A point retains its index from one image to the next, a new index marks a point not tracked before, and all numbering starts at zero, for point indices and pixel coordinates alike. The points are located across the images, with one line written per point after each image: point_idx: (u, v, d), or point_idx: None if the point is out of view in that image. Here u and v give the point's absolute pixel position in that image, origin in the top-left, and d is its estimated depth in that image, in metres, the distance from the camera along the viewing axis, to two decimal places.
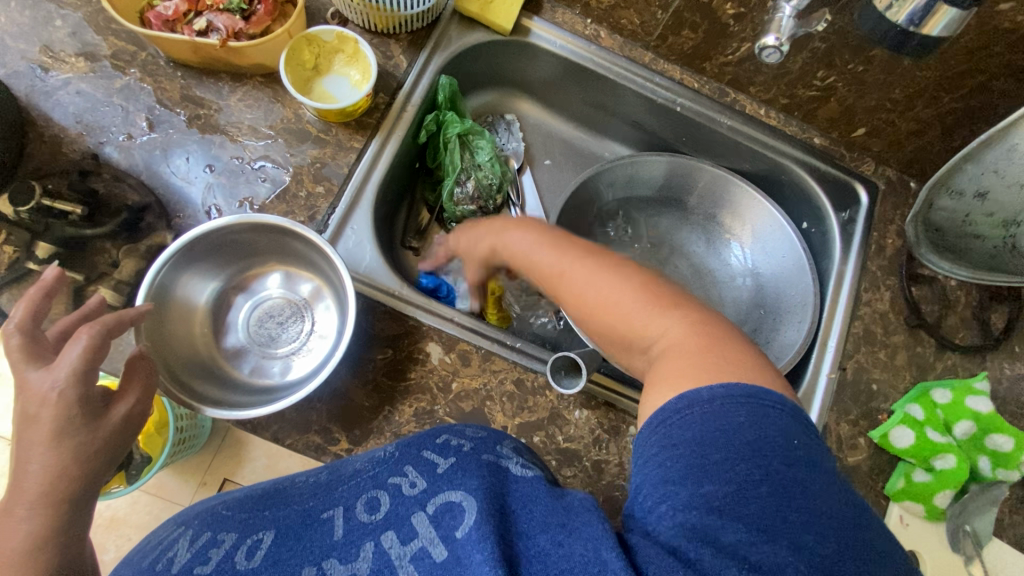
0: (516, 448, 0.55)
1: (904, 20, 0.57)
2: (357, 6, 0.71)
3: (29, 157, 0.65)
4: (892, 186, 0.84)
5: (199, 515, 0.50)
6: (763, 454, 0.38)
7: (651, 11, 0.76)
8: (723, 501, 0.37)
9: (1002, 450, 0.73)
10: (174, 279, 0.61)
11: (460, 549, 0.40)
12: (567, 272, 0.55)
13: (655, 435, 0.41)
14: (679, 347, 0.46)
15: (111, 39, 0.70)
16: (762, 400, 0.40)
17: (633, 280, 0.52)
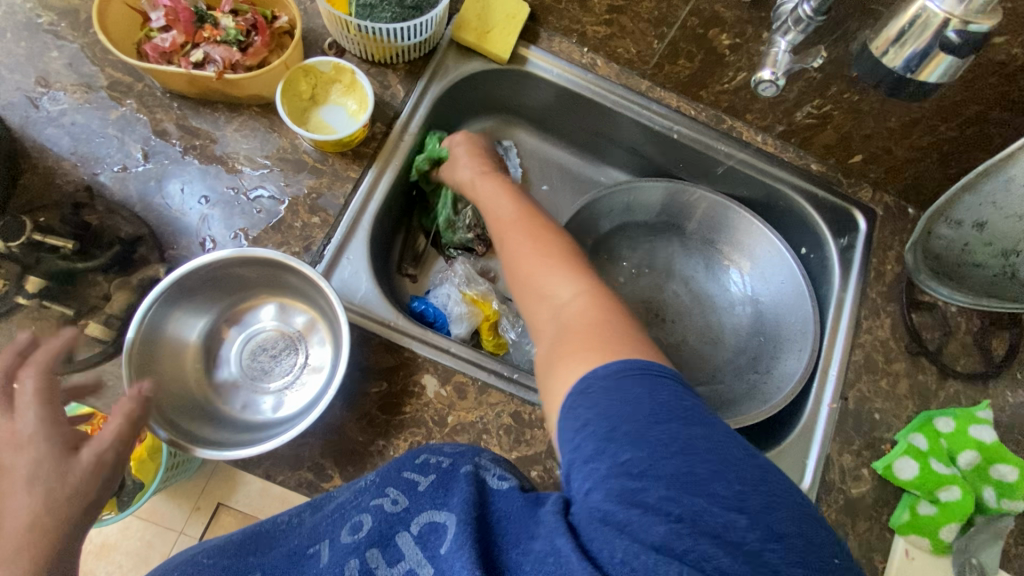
0: (494, 459, 0.52)
1: (900, 67, 0.53)
2: (354, 37, 0.71)
3: (22, 189, 0.65)
4: (890, 213, 0.84)
5: (180, 565, 0.49)
6: (665, 419, 0.38)
7: (648, 41, 0.76)
8: (638, 466, 0.36)
9: (1006, 479, 0.71)
10: (165, 316, 0.60)
11: (443, 562, 0.41)
12: (516, 224, 0.62)
13: (568, 419, 0.41)
14: (579, 314, 0.50)
15: (108, 70, 0.70)
16: (652, 372, 0.41)
17: (555, 249, 0.58)
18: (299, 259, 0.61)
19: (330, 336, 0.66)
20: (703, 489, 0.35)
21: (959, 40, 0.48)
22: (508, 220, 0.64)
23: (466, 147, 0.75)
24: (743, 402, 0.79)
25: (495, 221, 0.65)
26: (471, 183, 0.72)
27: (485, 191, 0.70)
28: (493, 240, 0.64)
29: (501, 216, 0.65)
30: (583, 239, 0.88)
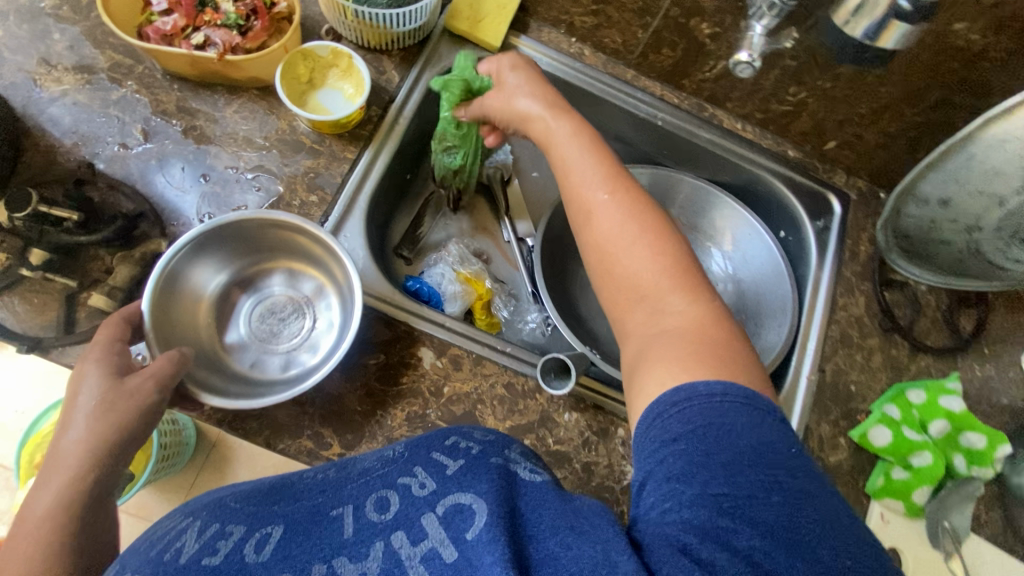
0: (524, 452, 0.55)
1: (861, 35, 0.58)
2: (351, 23, 0.74)
3: (25, 166, 0.66)
4: (863, 197, 0.88)
5: (207, 507, 0.51)
6: (765, 461, 0.41)
7: (632, 31, 0.80)
8: (728, 502, 0.39)
9: (976, 447, 0.76)
10: (184, 270, 0.62)
11: (472, 550, 0.41)
12: (605, 200, 0.57)
13: (654, 430, 0.44)
14: (690, 325, 0.50)
15: (108, 53, 0.71)
16: (757, 405, 0.43)
17: (673, 248, 0.54)
18: (314, 224, 0.64)
19: (338, 300, 0.69)
20: (794, 542, 0.38)
21: (909, 8, 0.53)
22: (596, 192, 0.58)
23: (528, 85, 0.66)
24: None
25: (571, 180, 0.60)
26: (535, 120, 0.64)
27: (558, 135, 0.62)
28: (575, 216, 0.59)
29: (580, 175, 0.59)
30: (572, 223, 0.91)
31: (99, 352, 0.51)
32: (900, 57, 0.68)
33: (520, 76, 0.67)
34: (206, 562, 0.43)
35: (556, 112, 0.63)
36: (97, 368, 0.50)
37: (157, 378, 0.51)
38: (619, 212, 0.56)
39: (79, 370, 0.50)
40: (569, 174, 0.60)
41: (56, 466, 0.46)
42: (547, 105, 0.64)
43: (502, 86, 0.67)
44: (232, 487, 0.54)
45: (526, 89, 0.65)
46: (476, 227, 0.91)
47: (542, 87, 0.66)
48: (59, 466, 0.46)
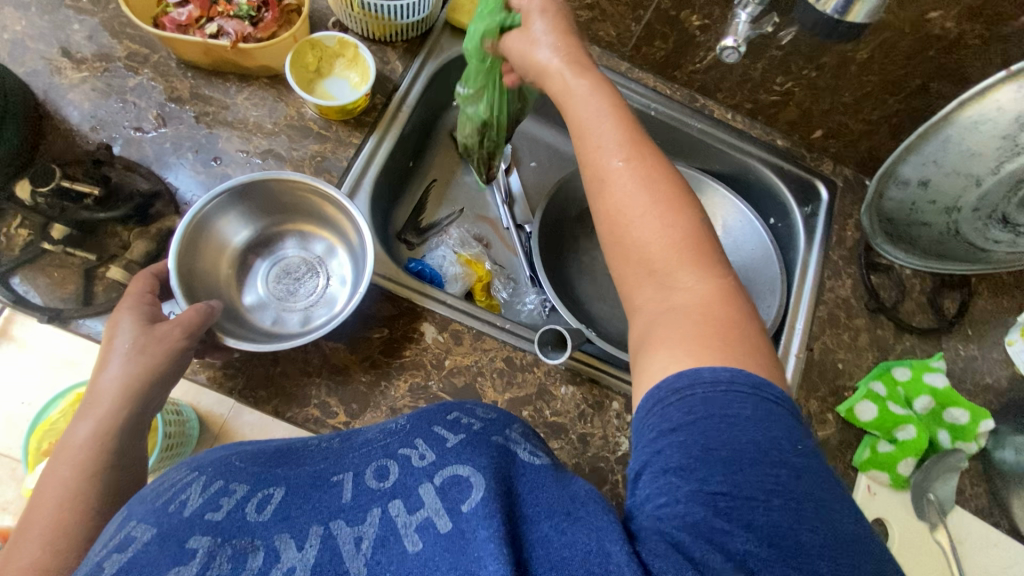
0: (525, 433, 0.52)
1: (831, 10, 0.62)
2: (357, 15, 0.77)
3: (45, 148, 0.69)
4: (849, 184, 0.92)
5: (212, 463, 0.50)
6: (769, 460, 0.38)
7: (626, 24, 0.84)
8: (724, 501, 0.37)
9: (959, 422, 0.79)
10: (206, 228, 0.65)
11: (466, 522, 0.39)
12: (621, 163, 0.52)
13: (653, 417, 0.42)
14: (703, 306, 0.46)
15: (125, 42, 0.75)
16: (767, 395, 0.41)
17: (689, 219, 0.50)
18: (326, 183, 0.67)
19: (348, 253, 0.72)
20: (790, 550, 0.35)
21: None
22: (611, 153, 0.53)
23: (550, 29, 0.61)
24: None
25: (587, 134, 0.55)
26: (550, 73, 0.59)
27: (577, 90, 0.57)
28: (587, 181, 0.54)
29: (598, 132, 0.54)
30: (568, 210, 0.94)
31: (131, 301, 0.55)
32: (880, 45, 0.71)
33: (541, 26, 0.61)
34: (209, 517, 0.42)
35: (575, 66, 0.58)
36: (130, 314, 0.53)
37: (186, 326, 0.54)
38: (635, 176, 0.51)
39: (114, 318, 0.54)
40: (585, 129, 0.55)
41: (93, 402, 0.49)
42: (566, 57, 0.59)
43: (527, 29, 0.62)
44: (235, 449, 0.53)
45: (547, 39, 0.60)
46: (475, 214, 0.93)
47: (563, 37, 0.60)
48: (96, 401, 0.49)
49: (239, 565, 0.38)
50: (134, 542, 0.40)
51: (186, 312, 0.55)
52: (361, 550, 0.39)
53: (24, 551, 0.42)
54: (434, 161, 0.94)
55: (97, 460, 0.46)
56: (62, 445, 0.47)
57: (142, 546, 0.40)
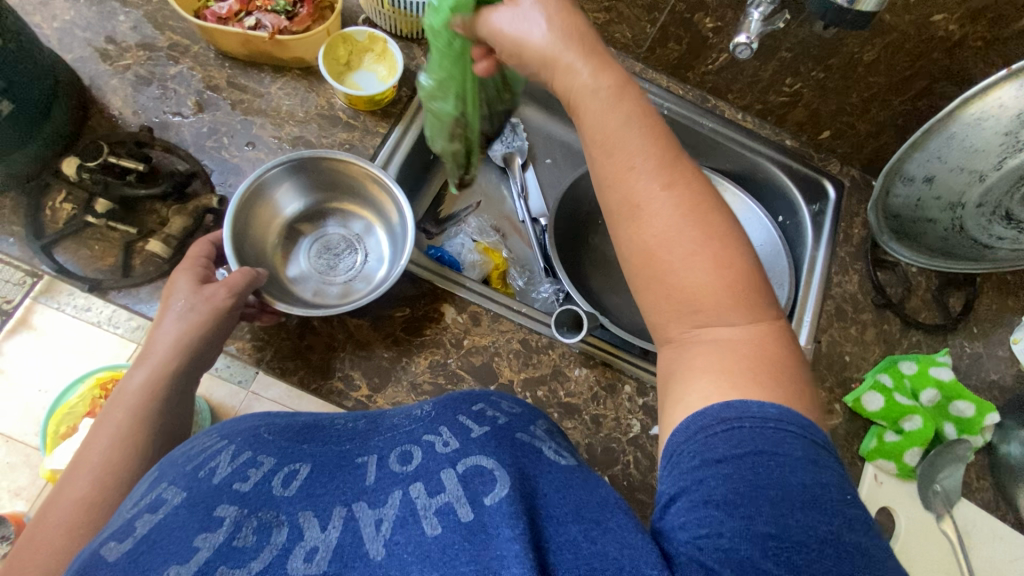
0: (549, 430, 0.54)
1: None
2: (386, 12, 0.81)
3: (91, 129, 0.73)
4: (856, 184, 0.94)
5: (242, 433, 0.51)
6: (820, 505, 0.38)
7: (642, 26, 0.88)
8: (773, 544, 0.37)
9: (965, 415, 0.80)
10: (254, 205, 0.69)
11: (488, 516, 0.41)
12: (657, 192, 0.49)
13: (699, 443, 0.42)
14: (747, 345, 0.46)
15: (167, 34, 0.79)
16: (815, 438, 0.41)
17: (736, 254, 0.48)
18: (368, 163, 0.72)
19: (387, 233, 0.77)
20: None
21: None
22: (648, 181, 0.50)
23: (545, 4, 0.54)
24: None
25: (616, 158, 0.51)
26: (561, 77, 0.54)
27: (597, 94, 0.52)
28: (618, 217, 0.51)
29: (632, 155, 0.50)
30: (582, 205, 0.97)
31: (187, 266, 0.62)
32: (886, 47, 0.74)
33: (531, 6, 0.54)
34: (238, 487, 0.44)
35: (591, 66, 0.53)
36: (186, 278, 0.61)
37: (230, 287, 0.60)
38: (678, 205, 0.49)
39: (173, 280, 0.61)
40: (614, 151, 0.51)
41: (151, 353, 0.57)
42: (574, 44, 0.53)
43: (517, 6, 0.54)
44: (264, 419, 0.55)
45: (546, 19, 0.53)
46: (491, 208, 0.97)
47: (570, 24, 0.53)
48: (153, 353, 0.57)
49: (263, 538, 0.40)
50: (164, 504, 0.43)
51: (233, 275, 0.61)
52: (381, 532, 0.41)
53: (78, 481, 0.49)
54: None
55: (146, 406, 0.54)
56: (122, 389, 0.55)
57: (172, 509, 0.42)
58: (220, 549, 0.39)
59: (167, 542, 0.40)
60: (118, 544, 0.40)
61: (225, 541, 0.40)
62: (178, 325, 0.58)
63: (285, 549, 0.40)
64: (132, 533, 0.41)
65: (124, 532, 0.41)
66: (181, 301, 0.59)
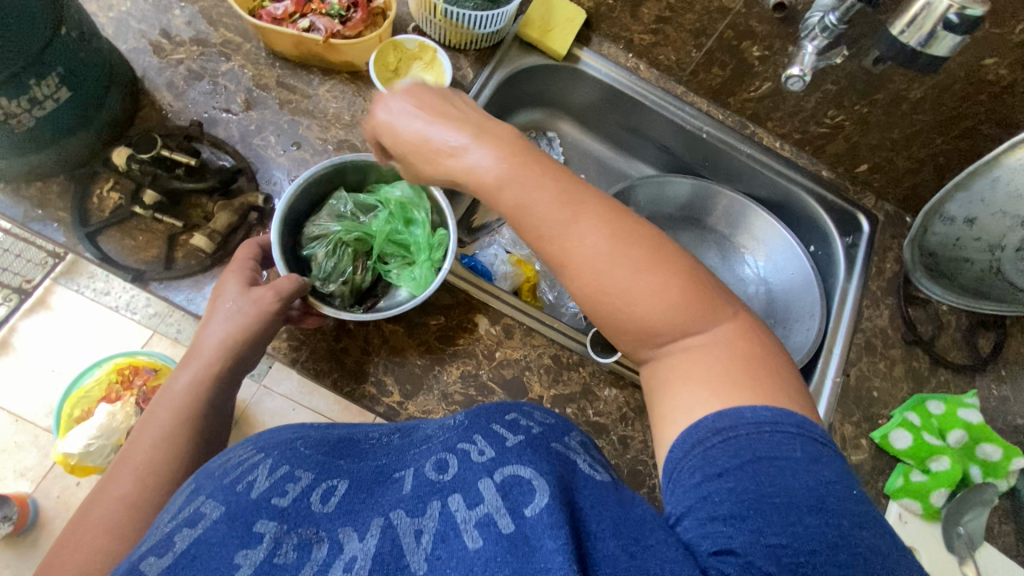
0: (584, 442, 0.52)
1: (915, 44, 0.58)
2: (437, 22, 0.82)
3: (142, 120, 0.74)
4: (891, 219, 0.94)
5: (279, 446, 0.51)
6: (828, 510, 0.39)
7: (687, 49, 0.88)
8: (787, 554, 0.38)
9: (991, 459, 0.79)
10: (297, 205, 0.70)
11: (530, 528, 0.40)
12: (580, 231, 0.49)
13: (701, 458, 0.43)
14: (723, 349, 0.48)
15: (220, 30, 0.80)
16: (811, 434, 0.43)
17: (671, 262, 0.49)
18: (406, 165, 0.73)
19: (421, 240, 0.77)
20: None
21: (958, 20, 0.54)
22: (573, 226, 0.49)
23: (427, 113, 0.55)
24: None
25: (532, 221, 0.51)
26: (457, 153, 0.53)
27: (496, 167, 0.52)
28: (555, 261, 0.51)
29: (546, 216, 0.50)
30: None
31: (237, 267, 0.63)
32: (934, 86, 0.74)
33: (403, 99, 0.56)
34: (276, 502, 0.43)
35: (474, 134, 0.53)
36: (235, 279, 0.62)
37: (278, 290, 0.61)
38: (608, 241, 0.49)
39: (222, 281, 0.62)
40: (527, 213, 0.51)
41: (199, 353, 0.59)
42: (472, 134, 0.53)
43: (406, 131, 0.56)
44: (298, 432, 0.55)
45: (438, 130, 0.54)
46: None
47: (441, 104, 0.56)
48: (199, 354, 0.59)
49: (304, 555, 0.40)
50: (204, 518, 0.42)
51: (282, 278, 0.61)
52: (422, 545, 0.41)
53: (121, 479, 0.51)
54: None
55: (190, 406, 0.56)
56: (167, 388, 0.57)
57: (211, 524, 0.41)
58: (262, 566, 0.39)
59: (207, 558, 0.39)
60: (157, 558, 0.40)
61: (267, 558, 0.39)
62: (225, 326, 0.59)
63: (326, 564, 0.40)
64: (171, 547, 0.40)
65: (163, 545, 0.41)
66: (230, 301, 0.60)
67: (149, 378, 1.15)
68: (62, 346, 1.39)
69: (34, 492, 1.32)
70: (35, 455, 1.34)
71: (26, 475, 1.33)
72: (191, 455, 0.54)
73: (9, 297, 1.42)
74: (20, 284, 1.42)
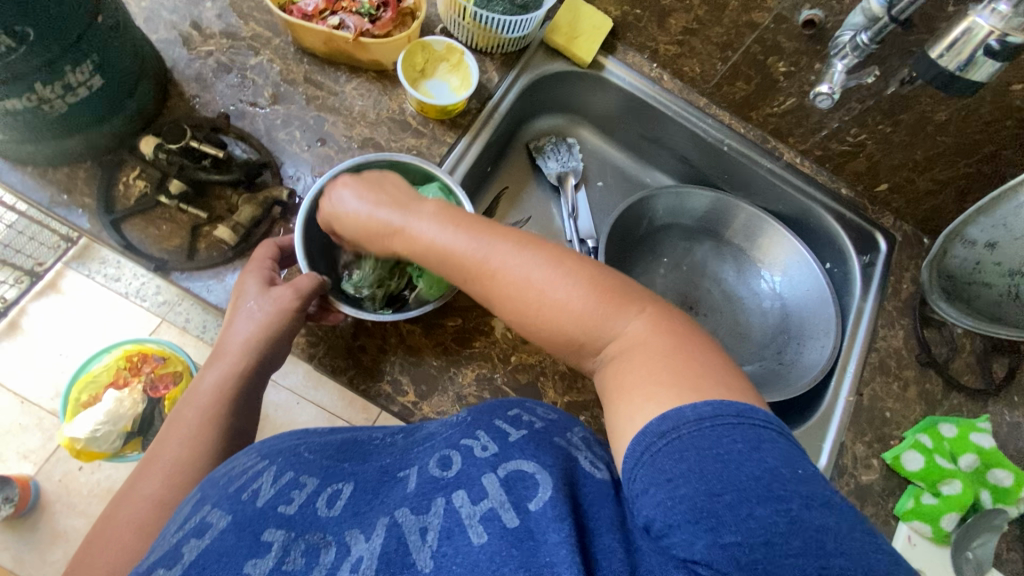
0: (587, 437, 0.51)
1: (954, 68, 0.58)
2: (466, 25, 0.83)
3: (169, 110, 0.74)
4: (908, 240, 0.94)
5: (283, 453, 0.50)
6: (775, 497, 0.37)
7: (712, 62, 0.89)
8: (744, 549, 0.36)
9: (1002, 484, 0.78)
10: None
11: (535, 522, 0.39)
12: (497, 258, 0.53)
13: (649, 467, 0.40)
14: (645, 344, 0.48)
15: (250, 24, 0.80)
16: (752, 421, 0.41)
17: (582, 269, 0.52)
18: (432, 166, 0.72)
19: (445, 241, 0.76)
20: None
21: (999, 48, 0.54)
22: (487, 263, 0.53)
23: (365, 194, 0.60)
24: (771, 383, 0.88)
25: (457, 259, 0.54)
26: (397, 231, 0.58)
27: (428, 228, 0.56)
28: (480, 287, 0.54)
29: (463, 260, 0.54)
30: (630, 233, 0.97)
31: (254, 267, 0.63)
32: (960, 109, 0.74)
33: (345, 185, 0.61)
34: (282, 510, 0.43)
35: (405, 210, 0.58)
36: (255, 281, 0.62)
37: (297, 289, 0.60)
38: (520, 263, 0.52)
39: (241, 282, 0.62)
40: (452, 264, 0.55)
41: (223, 353, 0.59)
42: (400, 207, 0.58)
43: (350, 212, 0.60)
44: (301, 437, 0.54)
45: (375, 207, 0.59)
46: (541, 226, 0.99)
47: (374, 188, 0.60)
48: (224, 354, 0.59)
49: (312, 560, 0.40)
50: (210, 528, 0.42)
51: (301, 278, 0.61)
52: (427, 542, 0.40)
53: (149, 480, 0.52)
54: (509, 170, 1.00)
55: (216, 405, 0.56)
56: (194, 388, 0.58)
57: (218, 534, 0.41)
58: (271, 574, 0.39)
59: (215, 569, 0.39)
60: (166, 570, 0.40)
61: (275, 567, 0.39)
62: (248, 325, 0.59)
63: (334, 569, 0.39)
64: (180, 559, 0.40)
65: (172, 558, 0.40)
66: (251, 302, 0.60)
67: (156, 366, 1.16)
68: (71, 332, 1.40)
69: (36, 474, 1.32)
70: (39, 438, 1.35)
71: (29, 457, 1.33)
72: (214, 448, 0.54)
73: (20, 280, 1.42)
74: (31, 266, 1.43)
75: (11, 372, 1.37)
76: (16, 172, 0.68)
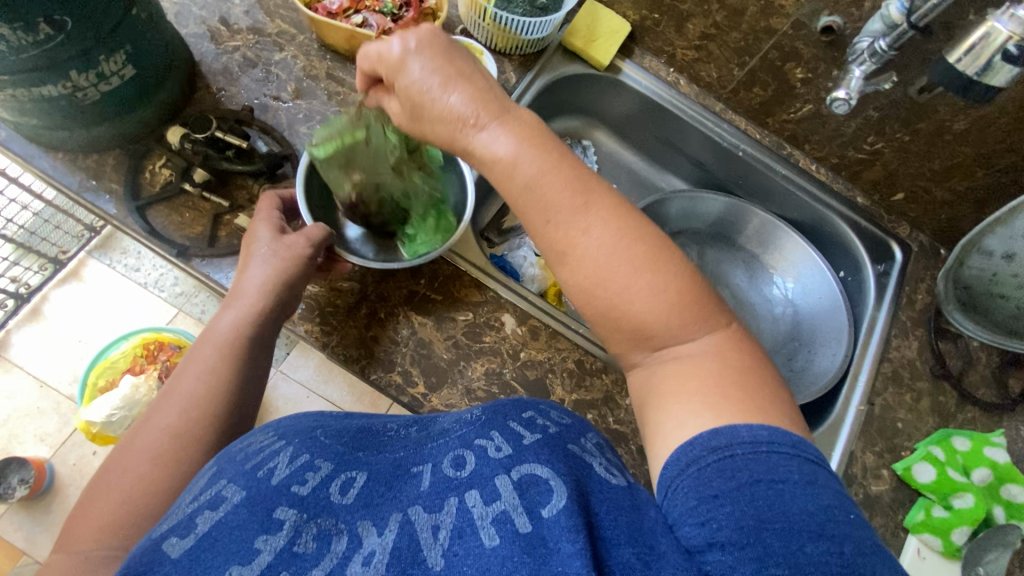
0: (600, 445, 0.51)
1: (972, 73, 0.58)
2: (485, 26, 0.84)
3: (197, 101, 0.77)
4: (924, 250, 0.92)
5: (300, 434, 0.51)
6: (827, 535, 0.38)
7: (730, 68, 0.89)
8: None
9: (1016, 500, 0.77)
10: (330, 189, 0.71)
11: (548, 530, 0.39)
12: (592, 221, 0.48)
13: (696, 480, 0.42)
14: (715, 361, 0.48)
15: (276, 22, 0.83)
16: (806, 456, 0.42)
17: (673, 269, 0.48)
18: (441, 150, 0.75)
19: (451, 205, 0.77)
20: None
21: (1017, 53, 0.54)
22: (581, 219, 0.48)
23: (442, 67, 0.49)
24: None
25: (540, 211, 0.49)
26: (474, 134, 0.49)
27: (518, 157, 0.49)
28: (557, 239, 0.49)
29: (556, 206, 0.48)
30: None
31: (265, 216, 0.65)
32: (980, 118, 0.73)
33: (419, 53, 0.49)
34: (296, 490, 0.44)
35: (491, 111, 0.49)
36: (267, 231, 0.64)
37: (308, 238, 0.64)
38: (612, 239, 0.48)
39: (253, 231, 0.65)
40: (537, 198, 0.48)
41: (239, 296, 0.61)
42: (487, 108, 0.49)
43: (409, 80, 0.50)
44: (318, 421, 0.55)
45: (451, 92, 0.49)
46: None
47: (453, 65, 0.50)
48: (240, 296, 0.61)
49: (324, 546, 0.40)
50: (224, 503, 0.43)
51: (311, 227, 0.65)
52: (439, 541, 0.41)
53: (167, 412, 0.54)
54: None
55: (232, 343, 0.58)
56: (210, 329, 0.59)
57: (232, 508, 0.42)
58: (282, 554, 0.39)
59: (227, 540, 0.40)
60: (179, 540, 0.41)
61: (285, 546, 0.39)
62: (262, 270, 0.61)
63: (346, 557, 0.40)
64: (194, 530, 0.41)
65: (185, 528, 0.41)
66: (264, 247, 0.63)
67: (173, 355, 1.18)
68: (89, 318, 1.43)
69: (51, 457, 1.35)
70: (56, 421, 1.38)
71: (45, 440, 1.36)
72: None
73: (43, 265, 1.44)
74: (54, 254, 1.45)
75: (33, 356, 1.41)
76: (47, 158, 0.71)
